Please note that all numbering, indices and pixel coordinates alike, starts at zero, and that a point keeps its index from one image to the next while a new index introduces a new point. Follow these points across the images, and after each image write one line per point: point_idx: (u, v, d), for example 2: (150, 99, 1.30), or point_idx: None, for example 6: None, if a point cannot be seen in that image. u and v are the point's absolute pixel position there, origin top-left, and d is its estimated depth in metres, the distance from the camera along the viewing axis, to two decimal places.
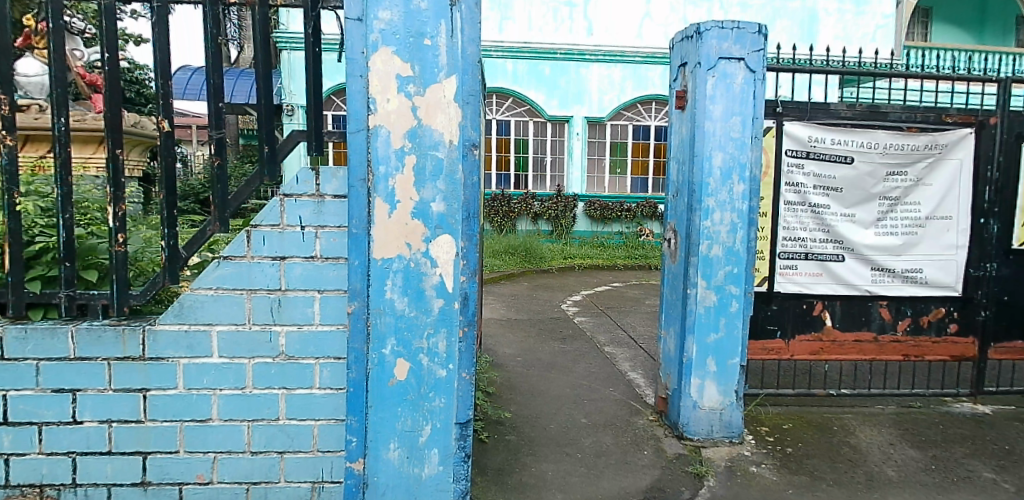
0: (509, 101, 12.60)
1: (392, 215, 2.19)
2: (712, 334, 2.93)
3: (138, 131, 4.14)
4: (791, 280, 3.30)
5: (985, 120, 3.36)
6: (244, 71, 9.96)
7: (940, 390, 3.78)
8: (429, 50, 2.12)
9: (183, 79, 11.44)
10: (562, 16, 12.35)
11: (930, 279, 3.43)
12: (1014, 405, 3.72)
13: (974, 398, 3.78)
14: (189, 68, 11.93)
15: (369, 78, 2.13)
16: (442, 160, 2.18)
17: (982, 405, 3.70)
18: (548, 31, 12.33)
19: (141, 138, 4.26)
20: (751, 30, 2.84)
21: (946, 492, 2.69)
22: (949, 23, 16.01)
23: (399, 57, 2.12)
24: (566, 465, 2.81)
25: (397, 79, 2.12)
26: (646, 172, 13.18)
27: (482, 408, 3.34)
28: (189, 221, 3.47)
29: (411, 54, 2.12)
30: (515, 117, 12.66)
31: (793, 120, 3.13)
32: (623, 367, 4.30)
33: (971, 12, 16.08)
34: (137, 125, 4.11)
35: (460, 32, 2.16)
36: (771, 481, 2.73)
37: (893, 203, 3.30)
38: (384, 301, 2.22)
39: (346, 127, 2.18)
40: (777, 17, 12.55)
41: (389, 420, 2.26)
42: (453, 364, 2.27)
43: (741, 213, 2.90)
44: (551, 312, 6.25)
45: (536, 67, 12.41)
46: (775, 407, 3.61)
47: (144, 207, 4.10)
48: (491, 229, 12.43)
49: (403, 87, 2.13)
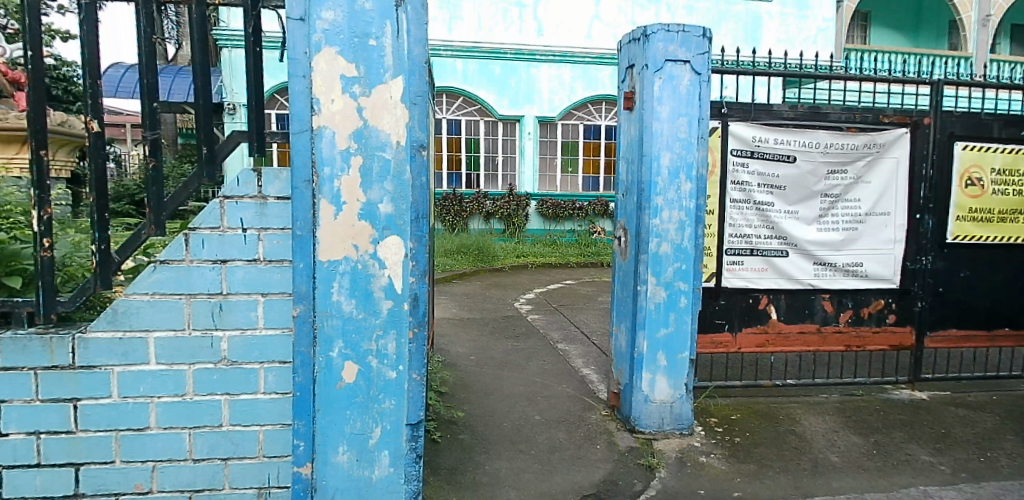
0: (460, 101, 12.53)
1: (338, 217, 2.17)
2: (662, 330, 2.97)
3: (64, 131, 4.01)
4: (738, 275, 3.36)
5: (920, 120, 3.48)
6: (180, 69, 9.55)
7: (881, 378, 3.92)
8: (375, 50, 2.11)
9: (116, 76, 10.99)
10: (512, 16, 12.33)
11: (870, 272, 3.55)
12: (949, 391, 3.89)
13: (912, 385, 3.93)
14: (122, 65, 11.47)
15: (313, 78, 2.10)
16: (389, 161, 2.17)
17: (919, 391, 3.85)
18: (497, 31, 12.29)
19: (69, 137, 4.11)
20: (696, 33, 2.90)
21: (887, 475, 2.84)
22: (886, 27, 16.59)
23: (343, 58, 2.09)
24: (519, 462, 2.83)
25: (341, 79, 2.10)
26: (597, 171, 13.33)
27: (434, 408, 3.33)
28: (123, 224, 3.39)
29: (356, 54, 2.10)
30: (465, 117, 12.59)
31: (737, 121, 3.19)
32: (576, 363, 4.34)
33: (907, 16, 16.62)
34: (64, 124, 3.98)
35: (405, 33, 2.15)
36: (720, 470, 2.82)
37: (835, 200, 3.41)
38: (330, 304, 2.20)
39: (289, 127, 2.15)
40: (721, 20, 12.80)
41: (337, 423, 2.26)
42: (403, 365, 2.29)
43: (689, 211, 2.96)
44: (503, 311, 6.26)
45: (485, 67, 12.37)
46: (723, 399, 3.68)
47: (74, 209, 3.97)
48: (444, 228, 12.34)
49: (348, 88, 2.11)
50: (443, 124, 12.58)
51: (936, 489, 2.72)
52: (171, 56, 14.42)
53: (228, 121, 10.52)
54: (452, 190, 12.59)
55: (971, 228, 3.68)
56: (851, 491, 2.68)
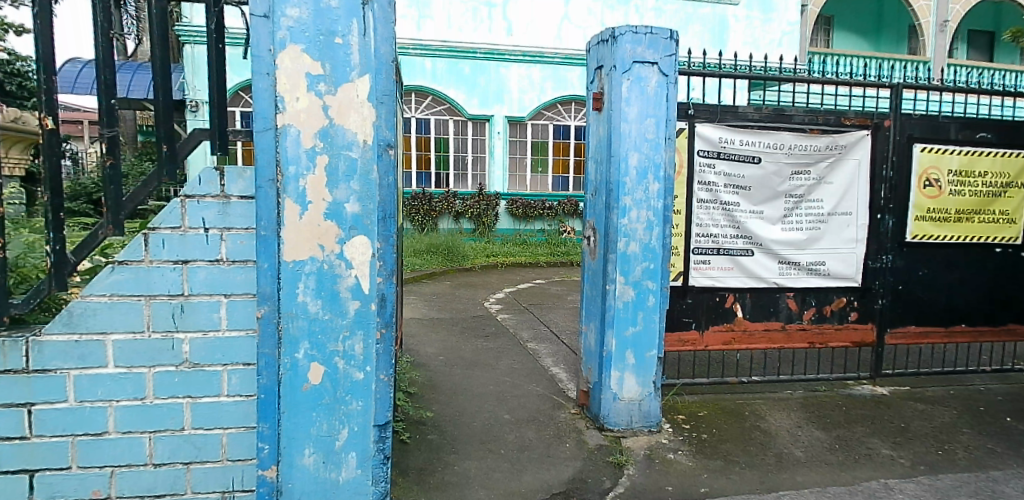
0: (429, 99, 12.42)
1: (303, 217, 2.14)
2: (630, 328, 3.00)
3: (16, 127, 3.88)
4: (705, 274, 3.41)
5: (880, 122, 3.58)
6: (139, 65, 9.26)
7: (843, 374, 4.01)
8: (341, 48, 2.09)
9: (72, 71, 10.63)
10: (481, 16, 12.27)
11: (833, 271, 3.63)
12: (908, 386, 4.00)
13: (874, 381, 4.04)
14: (78, 60, 11.10)
15: (277, 75, 2.06)
16: (355, 160, 2.16)
17: (880, 387, 3.95)
18: (467, 31, 12.23)
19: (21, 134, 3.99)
20: (663, 36, 2.93)
21: (848, 469, 2.91)
22: (848, 31, 16.97)
23: (309, 55, 2.07)
24: (489, 461, 2.83)
25: (306, 77, 2.08)
26: (567, 171, 13.32)
27: (403, 409, 3.30)
28: (79, 224, 3.30)
29: (321, 52, 2.08)
30: (435, 116, 12.50)
31: (704, 122, 3.23)
32: (545, 362, 4.36)
33: (867, 20, 16.99)
34: (17, 120, 3.86)
35: (372, 32, 2.14)
36: (687, 466, 2.86)
37: (799, 200, 3.48)
38: (296, 305, 2.18)
39: (252, 126, 2.12)
40: (689, 22, 12.91)
41: (302, 425, 2.24)
42: (371, 366, 2.28)
43: (656, 211, 2.99)
44: (472, 311, 6.25)
45: (455, 66, 12.31)
46: (690, 396, 3.72)
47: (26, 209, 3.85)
48: (412, 227, 12.28)
49: (313, 86, 2.09)
50: (413, 123, 12.46)
51: (895, 481, 2.80)
52: (131, 50, 14.01)
53: (190, 119, 10.26)
54: (422, 190, 12.49)
55: (930, 228, 3.79)
56: (813, 485, 2.75)
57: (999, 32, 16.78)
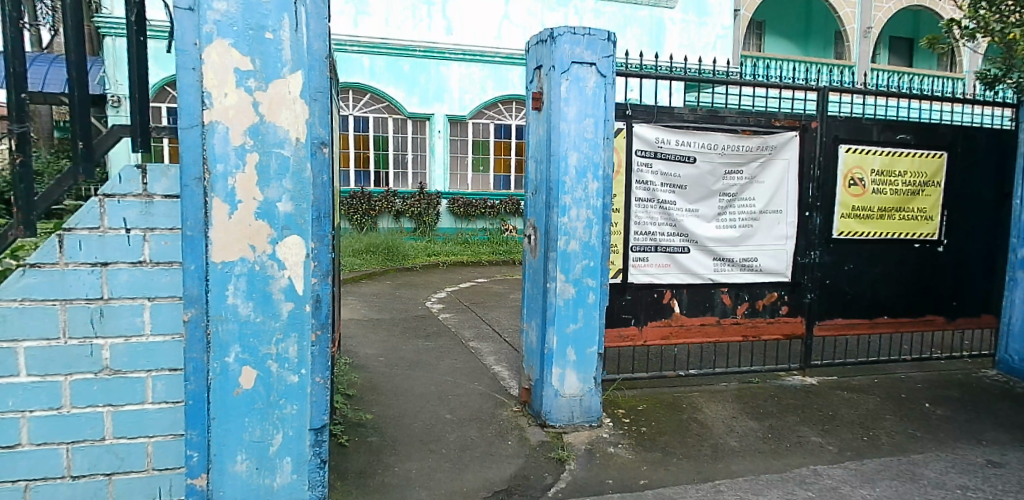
0: (367, 97, 12.18)
1: (232, 216, 2.05)
2: (571, 325, 3.04)
3: None
4: (643, 271, 3.48)
5: (808, 124, 3.73)
6: (49, 58, 8.67)
7: (775, 366, 4.18)
8: (271, 44, 2.02)
9: None
10: (420, 13, 12.08)
11: (765, 267, 3.77)
12: (835, 376, 4.20)
13: (803, 371, 4.23)
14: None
15: (202, 70, 1.97)
16: (287, 159, 2.09)
17: (809, 377, 4.14)
18: (406, 28, 12.02)
19: None
20: (601, 37, 2.98)
21: (780, 457, 3.03)
22: (781, 38, 17.33)
23: (237, 50, 1.99)
24: (431, 462, 2.81)
25: (235, 73, 1.99)
26: (508, 171, 13.38)
27: (341, 411, 3.25)
28: None
29: (251, 47, 2.00)
30: (373, 113, 12.28)
31: (641, 123, 3.30)
32: (488, 361, 4.37)
33: (798, 26, 17.32)
34: None
35: (305, 27, 2.08)
36: (627, 460, 2.92)
37: (732, 199, 3.60)
38: (225, 307, 2.08)
39: (176, 122, 2.01)
40: (627, 25, 12.90)
41: (233, 431, 2.14)
42: (306, 369, 2.22)
43: (596, 210, 3.04)
44: (414, 311, 6.21)
45: (394, 64, 12.10)
46: (630, 390, 3.81)
47: None
48: (352, 227, 12.16)
49: (242, 81, 2.00)
50: (350, 121, 12.22)
51: (823, 468, 2.94)
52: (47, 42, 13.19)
53: (109, 115, 9.68)
54: (361, 189, 12.28)
55: (854, 225, 3.99)
56: (747, 473, 2.85)
57: (918, 39, 17.64)
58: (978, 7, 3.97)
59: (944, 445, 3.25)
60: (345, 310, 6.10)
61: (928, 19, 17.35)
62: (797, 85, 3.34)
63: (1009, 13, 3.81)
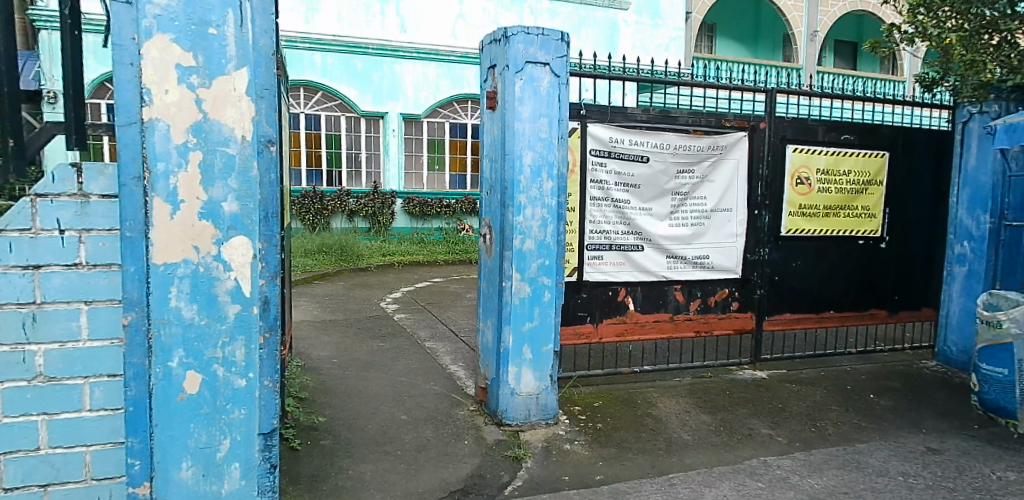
0: (319, 94, 12.01)
1: (174, 216, 1.87)
2: (526, 324, 3.06)
3: None
4: (598, 269, 3.52)
5: (756, 124, 3.83)
6: None
7: (727, 360, 4.29)
8: (215, 39, 1.85)
9: None
10: (373, 10, 11.94)
11: (716, 264, 3.86)
12: (784, 369, 4.34)
13: (754, 365, 4.35)
14: None
15: (141, 66, 1.78)
16: (233, 157, 1.91)
17: (760, 371, 4.26)
18: (358, 26, 11.89)
19: None
20: (554, 37, 3.00)
21: (731, 449, 3.11)
22: (732, 40, 17.71)
23: (179, 46, 1.81)
24: (385, 464, 2.79)
25: (176, 69, 1.81)
26: (464, 169, 13.32)
27: (293, 415, 3.19)
28: None
29: (193, 43, 1.82)
30: (325, 111, 12.13)
31: (595, 122, 3.34)
32: (444, 361, 4.36)
33: (747, 28, 17.75)
34: None
35: (250, 22, 1.91)
36: (583, 456, 2.95)
37: (684, 198, 3.67)
38: (167, 310, 1.89)
39: (112, 119, 1.82)
40: (582, 25, 12.95)
41: (178, 437, 1.96)
42: (254, 372, 2.04)
43: (551, 209, 3.06)
44: (368, 311, 6.15)
45: (346, 61, 11.95)
46: (586, 387, 3.85)
47: None
48: (303, 227, 11.93)
49: (184, 78, 1.82)
50: (301, 119, 12.04)
51: (773, 458, 3.03)
52: None
53: None
54: (313, 188, 12.04)
55: (801, 222, 4.12)
56: (700, 466, 2.92)
57: (861, 43, 18.31)
58: (916, 12, 4.22)
59: (887, 434, 3.39)
60: (296, 312, 5.99)
61: (871, 24, 18.00)
62: (745, 86, 3.43)
63: (946, 19, 4.06)
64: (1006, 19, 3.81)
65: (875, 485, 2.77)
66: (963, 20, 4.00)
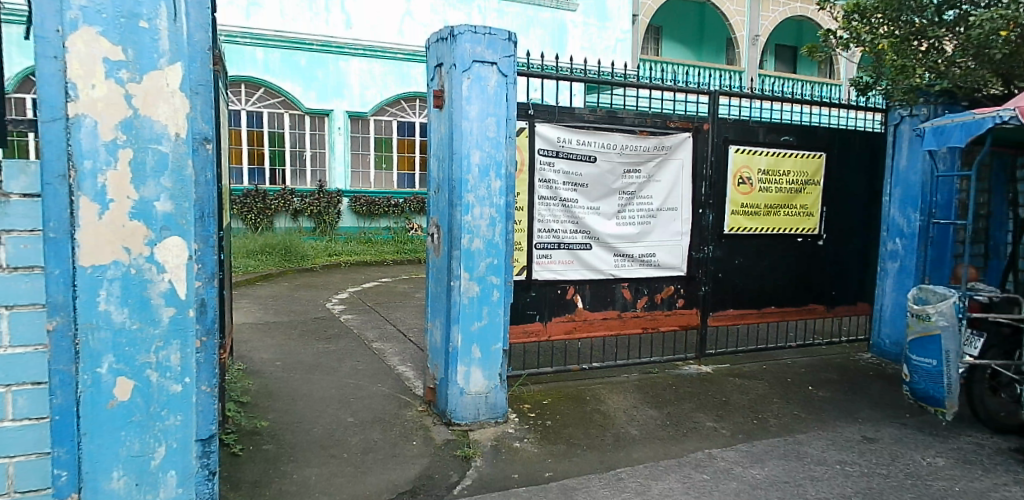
0: (261, 91, 11.73)
1: (103, 217, 1.67)
2: (475, 323, 3.07)
3: None
4: (547, 268, 3.56)
5: (700, 126, 3.93)
6: None
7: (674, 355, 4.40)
8: (146, 34, 1.67)
9: None
10: (317, 5, 11.68)
11: (662, 262, 3.95)
12: (728, 363, 4.49)
13: (699, 360, 4.48)
14: None
15: (66, 59, 1.59)
16: (166, 156, 1.74)
17: (704, 365, 4.39)
18: (302, 22, 11.63)
19: None
20: (501, 37, 3.01)
21: (677, 443, 3.20)
22: (678, 43, 18.08)
23: (106, 39, 1.63)
24: (331, 467, 2.75)
25: (104, 63, 1.62)
26: (412, 168, 13.25)
27: (234, 420, 3.11)
28: None
29: (122, 36, 1.64)
30: (267, 108, 11.85)
31: (543, 122, 3.38)
32: (392, 361, 4.34)
33: (691, 31, 18.14)
34: None
35: (185, 16, 1.74)
36: (532, 453, 2.98)
37: (630, 197, 3.74)
38: (96, 314, 1.69)
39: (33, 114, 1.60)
40: (530, 25, 12.94)
41: (108, 447, 1.75)
42: (191, 377, 1.86)
43: (499, 208, 3.08)
44: (313, 312, 6.05)
45: (290, 57, 11.68)
46: (535, 385, 3.89)
47: None
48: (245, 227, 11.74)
49: (112, 73, 1.64)
50: (241, 116, 11.79)
51: (717, 451, 3.13)
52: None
53: None
54: (254, 187, 11.83)
55: (743, 221, 4.26)
56: (647, 460, 2.98)
57: (800, 47, 18.97)
58: (852, 19, 4.66)
59: (826, 425, 3.54)
60: (238, 314, 5.83)
61: (810, 29, 18.67)
62: (689, 88, 3.50)
63: (878, 26, 4.50)
64: (935, 26, 4.23)
65: (813, 474, 2.90)
66: (895, 27, 4.42)
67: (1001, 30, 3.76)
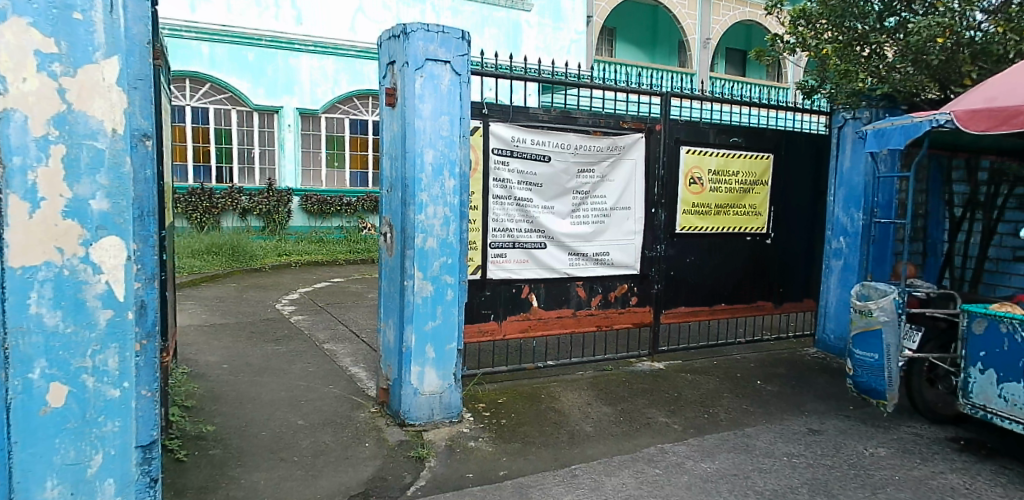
0: (206, 86, 11.40)
1: (34, 215, 1.53)
2: (429, 322, 3.07)
3: None
4: (501, 267, 3.58)
5: (652, 126, 4.02)
6: None
7: (628, 353, 4.49)
8: (81, 26, 1.55)
9: None
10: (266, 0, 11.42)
11: (616, 260, 4.02)
12: (680, 360, 4.60)
13: (652, 357, 4.59)
14: None
15: None
16: (103, 152, 1.61)
17: (658, 362, 4.50)
18: (250, 16, 11.34)
19: None
20: (455, 36, 3.00)
21: (630, 439, 3.26)
22: (631, 45, 18.34)
23: (38, 30, 1.49)
24: (281, 471, 2.71)
25: (35, 56, 1.49)
26: (365, 167, 13.07)
27: (178, 425, 3.03)
28: None
29: (55, 28, 1.51)
30: (214, 105, 11.55)
31: (497, 121, 3.41)
32: (344, 362, 4.30)
33: (645, 33, 18.42)
34: None
35: (122, 9, 1.62)
36: (487, 452, 3.00)
37: (584, 197, 3.79)
38: (26, 317, 1.54)
39: None
40: (484, 25, 12.91)
41: (39, 456, 1.59)
42: (131, 381, 1.72)
43: (453, 207, 3.08)
44: (262, 314, 5.93)
45: (238, 53, 11.39)
46: (490, 384, 3.90)
47: None
48: (190, 226, 11.41)
49: (45, 66, 1.50)
50: (187, 112, 11.43)
51: (669, 445, 3.20)
52: None
53: None
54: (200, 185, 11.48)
55: (694, 220, 4.37)
56: (601, 456, 3.04)
57: (749, 51, 19.49)
58: (797, 24, 4.93)
59: (773, 418, 3.66)
60: (182, 317, 5.66)
61: (759, 34, 19.23)
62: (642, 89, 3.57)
63: (823, 31, 4.78)
64: (876, 32, 4.51)
65: (761, 466, 2.99)
66: (839, 33, 4.70)
67: (938, 36, 4.03)
